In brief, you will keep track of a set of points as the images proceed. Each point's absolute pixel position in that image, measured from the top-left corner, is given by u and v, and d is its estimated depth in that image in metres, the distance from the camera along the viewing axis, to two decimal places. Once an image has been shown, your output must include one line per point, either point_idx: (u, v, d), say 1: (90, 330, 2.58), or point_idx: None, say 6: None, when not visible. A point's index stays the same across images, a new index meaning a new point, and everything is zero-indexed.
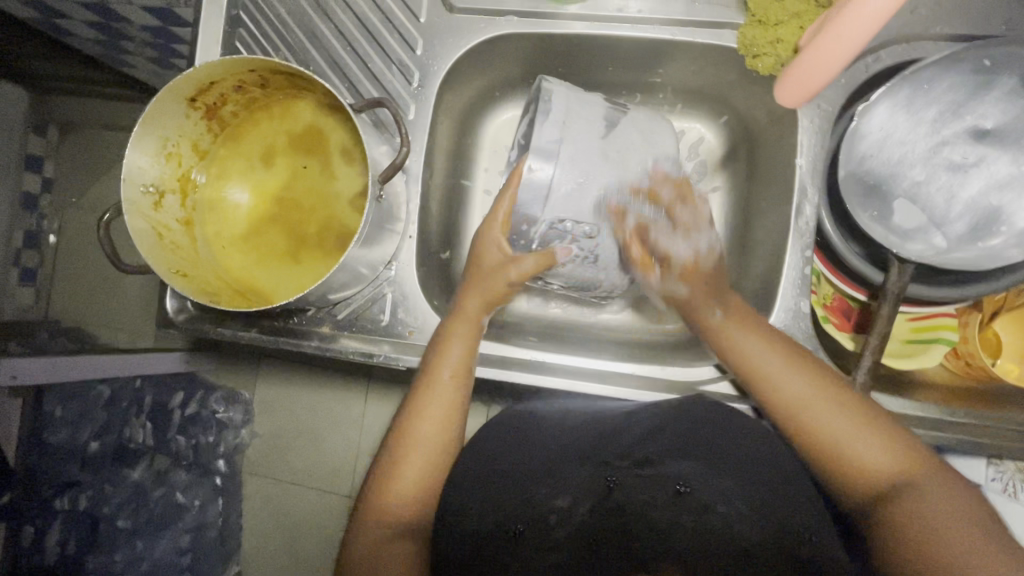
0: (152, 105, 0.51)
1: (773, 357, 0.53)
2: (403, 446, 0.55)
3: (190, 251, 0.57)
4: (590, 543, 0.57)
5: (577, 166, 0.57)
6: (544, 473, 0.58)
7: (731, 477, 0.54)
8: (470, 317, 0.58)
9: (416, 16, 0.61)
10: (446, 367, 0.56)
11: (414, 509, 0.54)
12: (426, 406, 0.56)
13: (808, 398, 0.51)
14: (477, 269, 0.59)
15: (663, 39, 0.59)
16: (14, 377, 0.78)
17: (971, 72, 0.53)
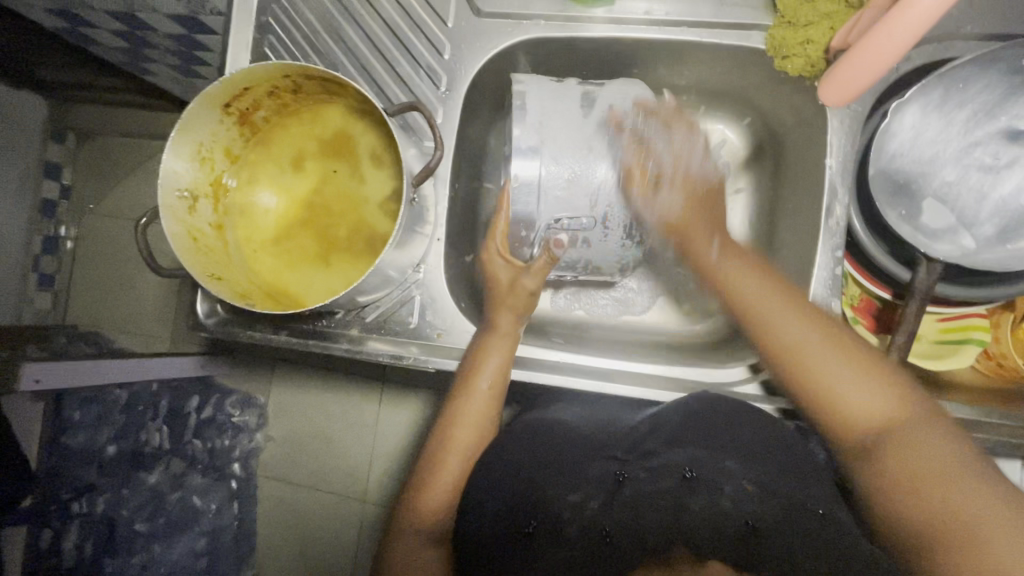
0: (189, 110, 0.52)
1: (773, 297, 0.52)
2: (439, 455, 0.57)
3: (222, 255, 0.58)
4: (604, 537, 0.50)
5: (562, 164, 0.59)
6: (556, 471, 0.54)
7: (736, 457, 0.52)
8: (504, 332, 0.58)
9: (444, 21, 0.62)
10: (485, 377, 0.57)
11: (443, 516, 0.56)
12: (461, 413, 0.58)
13: (804, 344, 0.50)
14: (498, 286, 0.60)
15: (690, 41, 0.60)
16: (37, 381, 0.76)
17: (1006, 74, 0.53)
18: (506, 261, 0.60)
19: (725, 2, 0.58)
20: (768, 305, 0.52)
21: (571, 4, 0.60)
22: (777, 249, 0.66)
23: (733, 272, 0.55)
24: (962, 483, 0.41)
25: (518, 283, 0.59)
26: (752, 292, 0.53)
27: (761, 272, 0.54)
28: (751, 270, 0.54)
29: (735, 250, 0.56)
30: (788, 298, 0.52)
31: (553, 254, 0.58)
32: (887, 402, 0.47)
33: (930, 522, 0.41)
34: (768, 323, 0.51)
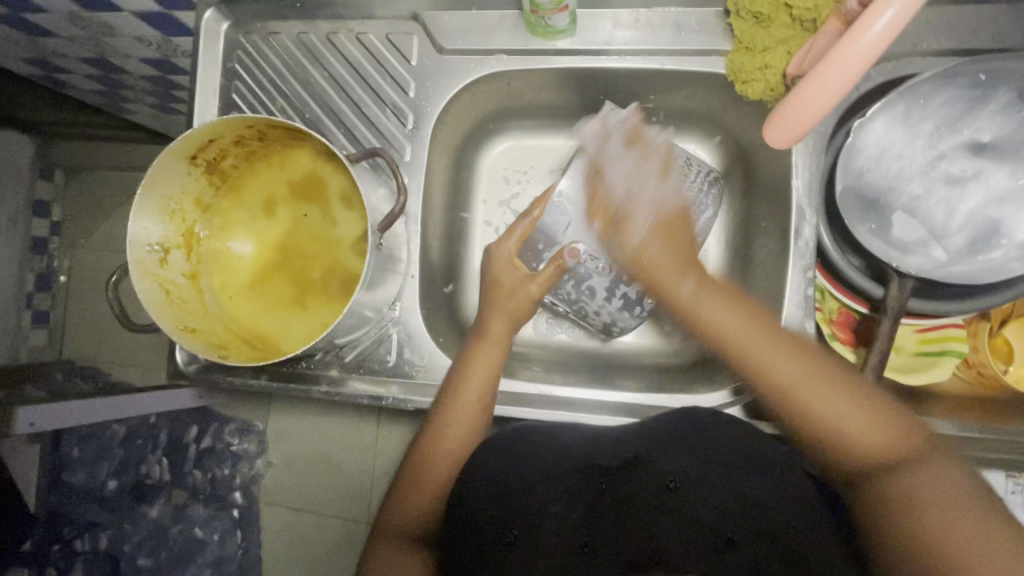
0: (153, 167, 0.52)
1: (744, 326, 0.52)
2: (425, 464, 0.57)
3: (197, 305, 0.58)
4: (582, 549, 0.47)
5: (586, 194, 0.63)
6: (534, 480, 0.52)
7: (706, 459, 0.49)
8: (497, 337, 0.59)
9: (408, 60, 0.62)
10: (472, 385, 0.57)
11: (427, 524, 0.57)
12: (448, 422, 0.57)
13: (789, 376, 0.49)
14: (498, 286, 0.62)
15: (653, 68, 0.60)
16: (32, 424, 0.78)
17: (965, 87, 0.53)
18: (516, 265, 0.62)
19: (684, 28, 0.58)
20: (762, 351, 0.51)
21: (530, 37, 0.60)
22: (753, 266, 0.66)
23: (714, 309, 0.54)
24: (961, 521, 0.40)
25: (524, 292, 0.61)
26: (726, 322, 0.53)
27: (733, 298, 0.55)
28: (719, 295, 0.55)
29: (705, 283, 0.56)
30: (792, 345, 0.51)
31: (563, 263, 0.62)
32: (887, 433, 0.46)
33: (941, 550, 0.40)
34: (756, 358, 0.51)
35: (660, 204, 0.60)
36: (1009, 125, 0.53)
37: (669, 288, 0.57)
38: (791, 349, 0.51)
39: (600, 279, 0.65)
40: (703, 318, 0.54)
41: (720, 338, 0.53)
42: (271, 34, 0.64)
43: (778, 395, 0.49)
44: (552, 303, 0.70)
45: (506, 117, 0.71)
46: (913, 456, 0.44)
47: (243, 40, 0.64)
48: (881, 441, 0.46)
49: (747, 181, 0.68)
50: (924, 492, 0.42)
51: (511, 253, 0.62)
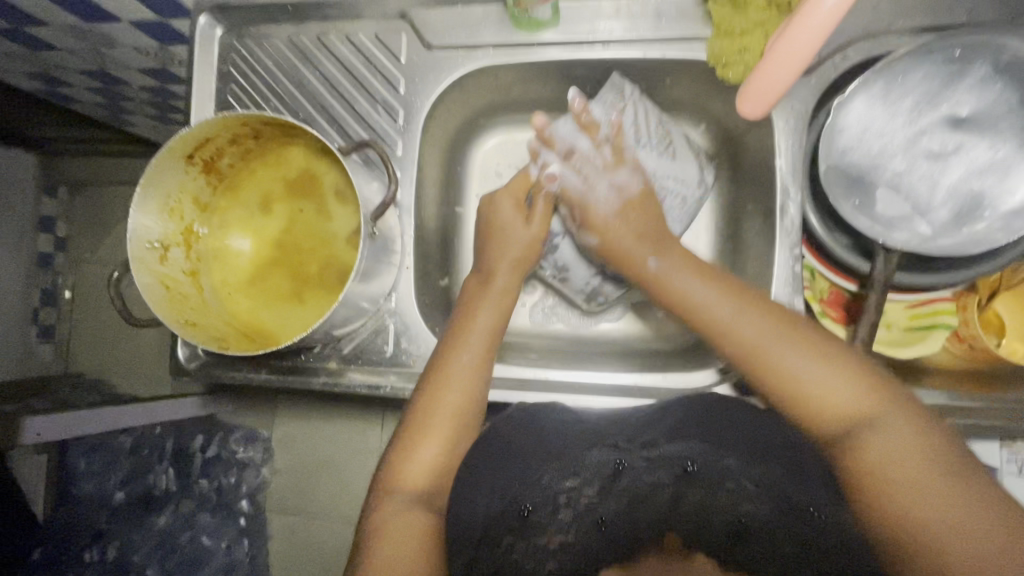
0: (152, 166, 0.54)
1: (812, 369, 0.49)
2: (430, 417, 0.56)
3: (197, 300, 0.60)
4: (599, 524, 0.51)
5: (592, 159, 0.63)
6: (551, 454, 0.52)
7: (734, 451, 0.50)
8: (498, 289, 0.61)
9: (397, 57, 0.64)
10: (476, 335, 0.59)
11: (431, 485, 0.54)
12: (452, 373, 0.57)
13: (805, 379, 0.49)
14: (493, 233, 0.63)
15: (636, 57, 0.61)
16: (37, 435, 0.79)
17: (942, 63, 0.54)
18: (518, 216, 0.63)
19: (665, 17, 0.60)
20: (770, 343, 0.50)
21: (515, 30, 0.62)
22: (743, 247, 0.67)
23: (736, 321, 0.52)
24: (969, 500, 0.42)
25: (527, 237, 0.63)
26: (789, 369, 0.49)
27: (773, 310, 0.52)
28: (764, 310, 0.52)
29: (755, 311, 0.52)
30: (780, 324, 0.51)
31: (543, 189, 0.63)
32: (861, 403, 0.47)
33: (906, 530, 0.42)
34: (765, 354, 0.50)
35: (678, 248, 0.58)
36: (985, 99, 0.55)
37: (718, 333, 0.53)
38: (793, 341, 0.50)
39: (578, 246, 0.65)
40: (731, 340, 0.52)
41: (704, 319, 0.53)
42: (264, 37, 0.66)
43: (788, 401, 0.49)
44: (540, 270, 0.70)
45: (497, 113, 0.73)
46: (869, 419, 0.46)
47: (237, 44, 0.66)
48: (840, 402, 0.47)
49: (734, 167, 0.69)
50: (891, 472, 0.44)
51: (515, 205, 0.63)
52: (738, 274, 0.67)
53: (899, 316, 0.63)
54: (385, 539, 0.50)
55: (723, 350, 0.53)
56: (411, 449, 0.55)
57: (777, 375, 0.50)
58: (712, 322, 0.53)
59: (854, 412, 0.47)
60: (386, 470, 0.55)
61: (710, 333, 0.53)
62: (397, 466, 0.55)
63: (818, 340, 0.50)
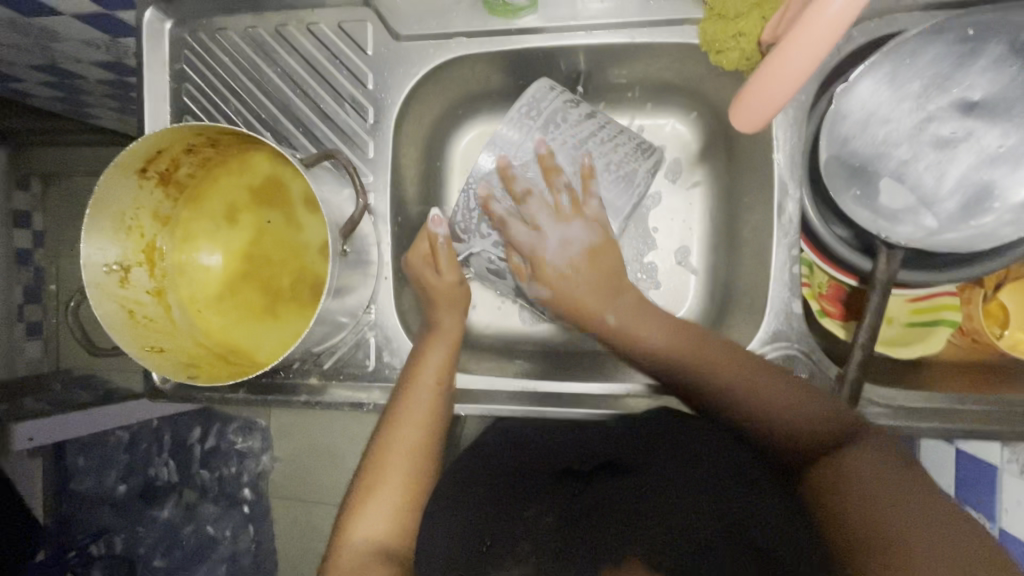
0: (100, 183, 0.50)
1: (718, 351, 0.53)
2: (383, 467, 0.55)
3: (166, 322, 0.57)
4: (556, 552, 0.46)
5: (533, 184, 0.57)
6: (519, 494, 0.57)
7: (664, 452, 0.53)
8: (448, 329, 0.59)
9: (363, 49, 0.59)
10: (430, 370, 0.56)
11: (389, 536, 0.52)
12: (407, 408, 0.55)
13: (723, 362, 0.52)
14: (433, 285, 0.60)
15: (621, 42, 0.57)
16: (31, 439, 0.86)
17: (954, 43, 0.49)
18: (434, 265, 0.60)
19: None
20: (659, 338, 0.56)
21: (489, 16, 0.57)
22: (739, 243, 0.64)
23: (643, 326, 0.57)
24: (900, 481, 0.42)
25: (448, 280, 0.59)
26: (639, 328, 0.57)
27: (654, 314, 0.58)
28: (633, 307, 0.58)
29: (626, 308, 0.58)
30: (684, 328, 0.56)
31: (432, 233, 0.58)
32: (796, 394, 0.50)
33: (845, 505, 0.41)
34: (714, 373, 0.52)
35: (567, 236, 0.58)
36: (1000, 82, 0.50)
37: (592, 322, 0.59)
38: (744, 362, 0.52)
39: (498, 280, 0.63)
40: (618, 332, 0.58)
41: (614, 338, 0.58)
42: (218, 30, 0.60)
43: (660, 358, 0.55)
44: (482, 282, 0.67)
45: (476, 103, 0.67)
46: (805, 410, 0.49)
47: (190, 39, 0.61)
48: (777, 398, 0.49)
49: (730, 156, 0.65)
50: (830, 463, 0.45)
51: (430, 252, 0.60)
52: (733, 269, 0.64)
53: (900, 312, 0.61)
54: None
55: (654, 356, 0.56)
56: (366, 500, 0.54)
57: (698, 366, 0.53)
58: (663, 357, 0.55)
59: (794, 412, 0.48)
60: (341, 531, 0.53)
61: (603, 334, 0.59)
62: (351, 516, 0.54)
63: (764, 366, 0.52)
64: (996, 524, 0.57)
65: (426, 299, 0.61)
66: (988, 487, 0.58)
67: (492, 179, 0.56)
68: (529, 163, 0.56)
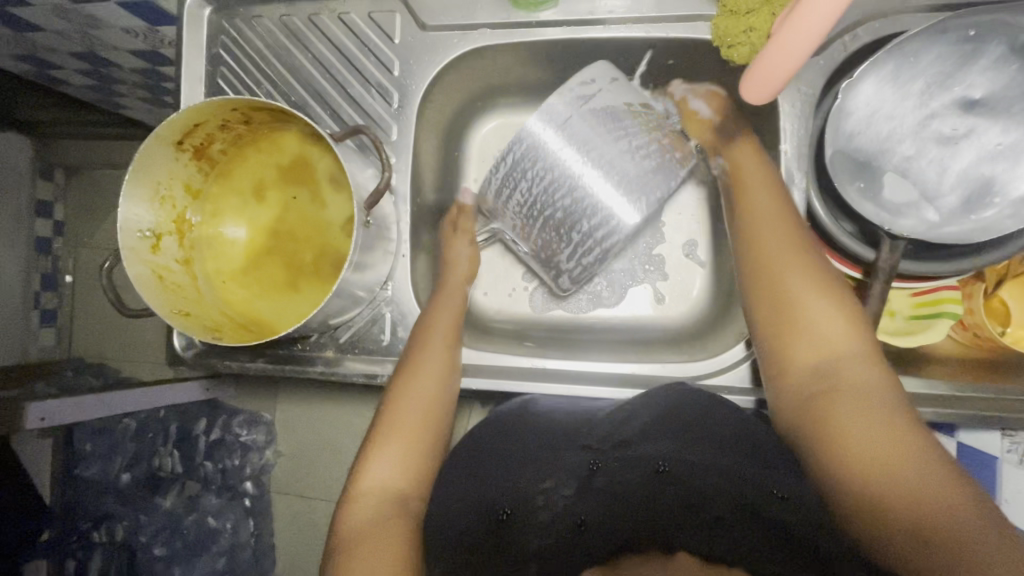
0: (140, 152, 0.53)
1: (777, 222, 0.54)
2: (393, 424, 0.55)
3: (191, 290, 0.59)
4: (578, 524, 0.60)
5: (574, 162, 0.56)
6: (536, 456, 0.62)
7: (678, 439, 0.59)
8: (457, 286, 0.62)
9: (391, 38, 0.62)
10: (444, 323, 0.59)
11: (394, 488, 0.52)
12: (421, 361, 0.56)
13: (774, 257, 0.53)
14: (450, 251, 0.65)
15: (637, 37, 0.60)
16: (43, 419, 0.81)
17: (956, 42, 0.52)
18: (460, 239, 0.65)
19: None
20: (767, 232, 0.54)
21: (512, 10, 0.60)
22: None
23: (756, 197, 0.56)
24: (915, 455, 0.42)
25: (465, 248, 0.65)
26: (750, 194, 0.56)
27: (775, 185, 0.56)
28: (758, 159, 0.58)
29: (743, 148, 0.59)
30: (791, 237, 0.53)
31: (461, 208, 0.66)
32: (851, 323, 0.49)
33: (867, 451, 0.43)
34: (778, 267, 0.52)
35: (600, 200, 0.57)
36: (1001, 81, 0.52)
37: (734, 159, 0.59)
38: (805, 270, 0.51)
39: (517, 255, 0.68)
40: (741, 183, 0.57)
41: (733, 172, 0.59)
42: (253, 17, 0.64)
43: (744, 238, 0.56)
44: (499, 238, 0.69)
45: (495, 96, 0.70)
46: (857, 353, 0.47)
47: (227, 24, 0.64)
48: (832, 336, 0.49)
49: None
50: (851, 404, 0.45)
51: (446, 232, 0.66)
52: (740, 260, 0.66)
53: (903, 306, 0.62)
54: (360, 546, 0.48)
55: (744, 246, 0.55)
56: (373, 456, 0.54)
57: (773, 288, 0.52)
58: (744, 208, 0.56)
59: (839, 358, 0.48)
60: (351, 484, 0.53)
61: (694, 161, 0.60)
62: (364, 467, 0.53)
63: (830, 283, 0.51)
64: None
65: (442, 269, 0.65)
66: (987, 478, 0.59)
67: (538, 152, 0.56)
68: (577, 139, 0.56)
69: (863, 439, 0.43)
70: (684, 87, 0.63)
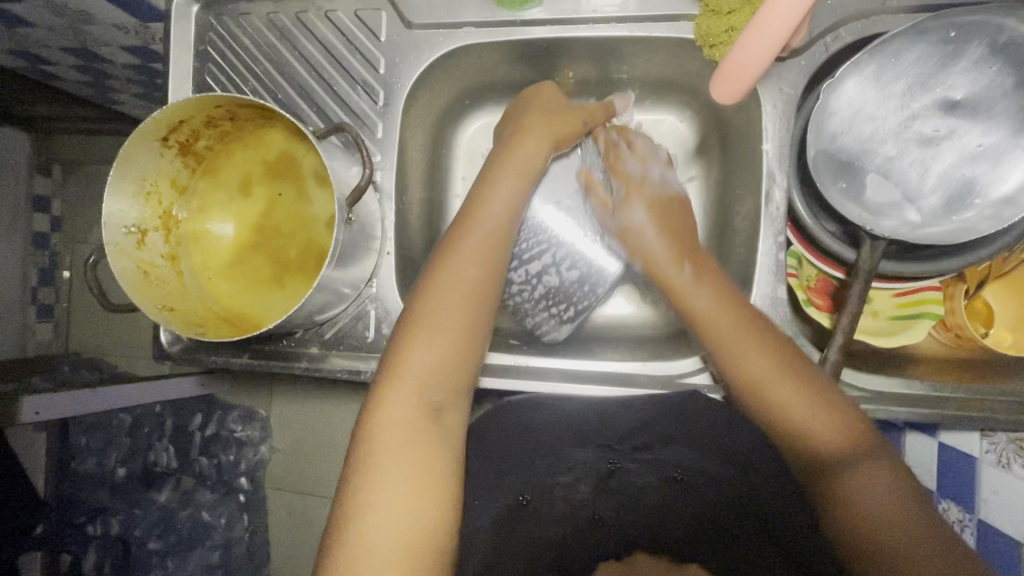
0: (124, 148, 0.53)
1: (729, 319, 0.53)
2: (420, 334, 0.46)
3: (177, 285, 0.59)
4: (594, 519, 0.61)
5: (567, 230, 0.63)
6: (542, 455, 0.56)
7: (687, 444, 0.53)
8: (518, 160, 0.54)
9: (377, 36, 0.62)
10: (493, 213, 0.52)
11: (427, 411, 0.44)
12: (453, 264, 0.48)
13: (756, 372, 0.51)
14: (512, 150, 0.55)
15: (622, 36, 0.60)
16: (37, 413, 0.81)
17: (937, 44, 0.52)
18: (507, 146, 0.56)
19: None
20: (740, 339, 0.52)
21: (497, 8, 0.60)
22: (730, 234, 0.66)
23: (690, 286, 0.56)
24: (916, 528, 0.41)
25: (526, 153, 0.55)
26: (698, 298, 0.55)
27: (718, 284, 0.56)
28: (681, 236, 0.59)
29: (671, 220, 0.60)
30: (744, 320, 0.53)
31: None
32: (836, 416, 0.48)
33: (885, 547, 0.41)
34: (736, 354, 0.52)
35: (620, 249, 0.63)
36: (981, 82, 0.52)
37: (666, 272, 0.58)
38: (768, 355, 0.51)
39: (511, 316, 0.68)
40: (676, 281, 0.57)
41: (636, 244, 0.60)
42: (241, 14, 0.64)
43: (699, 329, 0.55)
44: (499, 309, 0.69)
45: (483, 94, 0.71)
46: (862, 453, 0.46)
47: (214, 21, 0.64)
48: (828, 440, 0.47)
49: (725, 150, 0.67)
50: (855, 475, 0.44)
51: (505, 142, 0.56)
52: (724, 260, 0.66)
53: (885, 305, 0.62)
54: (384, 481, 0.41)
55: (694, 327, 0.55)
56: (396, 371, 0.45)
57: (753, 379, 0.51)
58: (707, 320, 0.54)
59: (830, 444, 0.47)
60: (369, 403, 0.44)
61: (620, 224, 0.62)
62: (397, 362, 0.45)
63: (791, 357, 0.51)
64: (973, 515, 0.58)
65: (488, 165, 0.56)
66: (967, 478, 0.59)
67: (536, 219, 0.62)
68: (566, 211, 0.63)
69: (881, 530, 0.41)
70: (641, 143, 0.64)
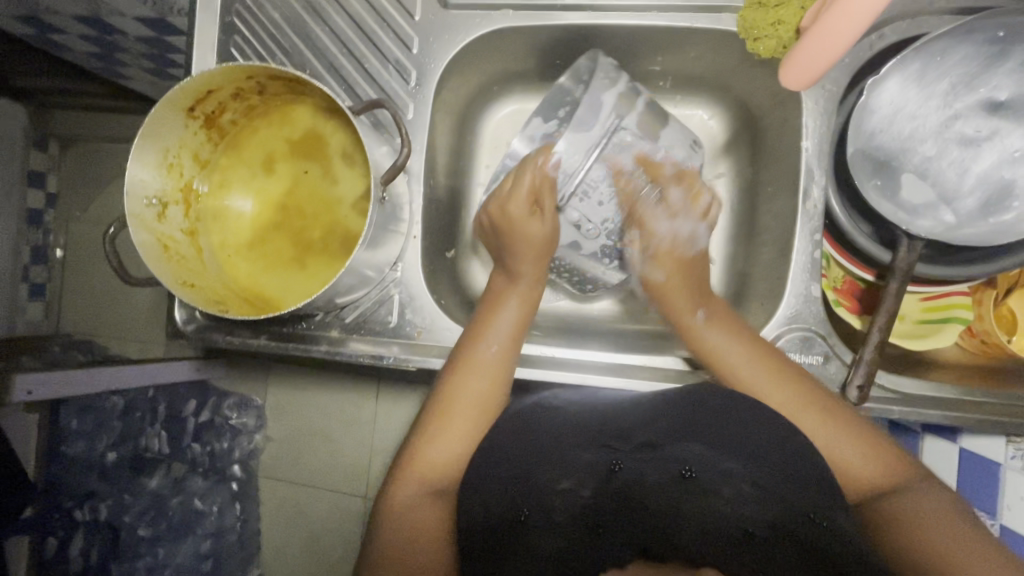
0: (150, 116, 0.51)
1: (735, 345, 0.55)
2: (438, 429, 0.54)
3: (196, 262, 0.57)
4: (596, 526, 0.48)
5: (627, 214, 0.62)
6: (548, 453, 0.51)
7: (734, 456, 0.48)
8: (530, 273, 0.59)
9: (411, 15, 0.61)
10: (505, 323, 0.57)
11: (444, 474, 0.53)
12: (475, 359, 0.55)
13: (786, 407, 0.52)
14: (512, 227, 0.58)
15: (662, 25, 0.59)
16: (31, 393, 0.78)
17: (985, 43, 0.52)
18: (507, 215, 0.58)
19: None
20: (802, 412, 0.52)
21: None
22: (759, 233, 0.65)
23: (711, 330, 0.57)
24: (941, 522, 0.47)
25: (536, 221, 0.58)
26: (721, 346, 0.56)
27: (741, 327, 0.57)
28: (730, 325, 0.57)
29: (719, 314, 0.59)
30: (772, 357, 0.54)
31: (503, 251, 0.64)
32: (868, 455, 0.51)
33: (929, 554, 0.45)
34: (757, 386, 0.53)
35: (677, 234, 0.61)
36: None
37: (681, 316, 0.60)
38: (789, 377, 0.53)
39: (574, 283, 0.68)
40: (696, 343, 0.58)
41: (700, 350, 0.58)
42: None
43: (732, 376, 0.55)
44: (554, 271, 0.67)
45: (512, 81, 0.69)
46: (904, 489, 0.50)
47: None
48: (872, 476, 0.50)
49: (755, 148, 0.67)
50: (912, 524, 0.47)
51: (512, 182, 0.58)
52: (751, 261, 0.66)
53: (912, 310, 0.62)
54: (400, 529, 0.50)
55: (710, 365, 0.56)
56: (427, 437, 0.54)
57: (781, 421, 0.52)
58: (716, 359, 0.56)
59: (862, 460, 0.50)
60: (404, 455, 0.54)
61: (682, 328, 0.60)
62: (415, 451, 0.54)
63: (782, 363, 0.54)
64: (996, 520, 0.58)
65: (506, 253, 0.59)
66: (989, 484, 0.59)
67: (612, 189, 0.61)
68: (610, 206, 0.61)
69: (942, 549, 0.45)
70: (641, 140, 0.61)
